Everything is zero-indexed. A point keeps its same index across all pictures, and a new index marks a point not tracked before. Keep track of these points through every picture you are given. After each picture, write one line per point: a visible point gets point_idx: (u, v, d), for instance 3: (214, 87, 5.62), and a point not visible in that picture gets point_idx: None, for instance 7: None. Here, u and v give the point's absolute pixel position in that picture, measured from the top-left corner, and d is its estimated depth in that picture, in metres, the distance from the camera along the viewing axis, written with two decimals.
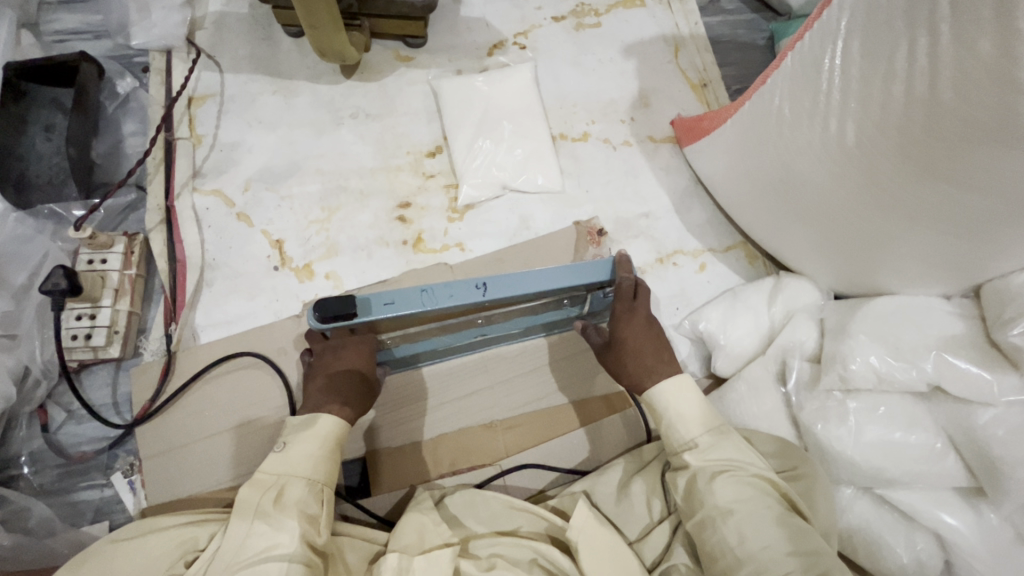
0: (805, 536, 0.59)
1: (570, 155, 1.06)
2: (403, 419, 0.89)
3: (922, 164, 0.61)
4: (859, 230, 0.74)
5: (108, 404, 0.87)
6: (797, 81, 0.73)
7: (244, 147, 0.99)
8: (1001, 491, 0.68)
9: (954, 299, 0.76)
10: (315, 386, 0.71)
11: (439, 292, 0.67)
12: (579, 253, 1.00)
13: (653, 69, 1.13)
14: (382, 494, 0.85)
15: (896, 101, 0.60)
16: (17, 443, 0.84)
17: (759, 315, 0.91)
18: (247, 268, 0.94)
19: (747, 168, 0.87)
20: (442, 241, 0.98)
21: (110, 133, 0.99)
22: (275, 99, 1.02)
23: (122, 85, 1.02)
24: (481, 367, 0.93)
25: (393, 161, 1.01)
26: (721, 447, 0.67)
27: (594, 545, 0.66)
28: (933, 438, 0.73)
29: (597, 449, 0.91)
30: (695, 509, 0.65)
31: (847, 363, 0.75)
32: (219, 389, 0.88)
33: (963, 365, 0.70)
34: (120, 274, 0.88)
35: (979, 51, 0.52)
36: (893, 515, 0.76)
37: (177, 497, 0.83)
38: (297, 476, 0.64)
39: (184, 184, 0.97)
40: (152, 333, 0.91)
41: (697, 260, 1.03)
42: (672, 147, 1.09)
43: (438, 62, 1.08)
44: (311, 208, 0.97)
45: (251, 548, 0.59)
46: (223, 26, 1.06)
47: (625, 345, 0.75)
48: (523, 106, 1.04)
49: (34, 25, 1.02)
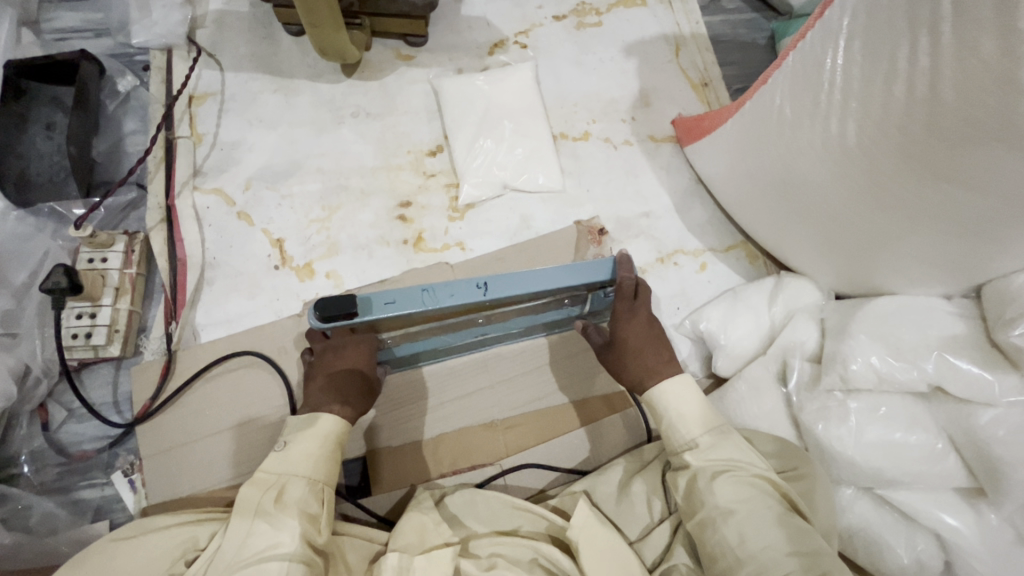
0: (805, 536, 0.59)
1: (571, 154, 1.06)
2: (403, 419, 0.89)
3: (923, 163, 0.61)
4: (859, 230, 0.74)
5: (109, 403, 0.87)
6: (798, 81, 0.73)
7: (245, 146, 0.99)
8: (1001, 492, 0.68)
9: (955, 299, 0.76)
10: (315, 385, 0.71)
11: (440, 291, 0.67)
12: (579, 253, 0.99)
13: (654, 69, 1.13)
14: (382, 493, 0.85)
15: (896, 101, 0.60)
16: (18, 442, 0.84)
17: (759, 315, 0.91)
18: (247, 267, 0.94)
19: (748, 168, 0.87)
20: (443, 240, 0.98)
21: (111, 132, 0.99)
22: (275, 98, 1.02)
23: (123, 83, 1.01)
24: (482, 367, 0.93)
25: (393, 161, 1.01)
26: (721, 447, 0.67)
27: (594, 544, 0.66)
28: (933, 438, 0.73)
29: (597, 449, 0.91)
30: (696, 509, 0.65)
31: (847, 363, 0.75)
32: (219, 388, 0.88)
33: (964, 365, 0.70)
34: (120, 272, 0.88)
35: (982, 51, 0.52)
36: (893, 515, 0.76)
37: (177, 496, 0.83)
38: (297, 475, 0.64)
39: (184, 183, 0.96)
40: (153, 332, 0.91)
41: (698, 260, 1.03)
42: (673, 147, 1.09)
43: (439, 61, 1.08)
44: (311, 207, 0.97)
45: (251, 547, 0.58)
46: (224, 25, 1.06)
47: (626, 345, 0.75)
48: (524, 105, 1.04)
49: (34, 23, 1.02)
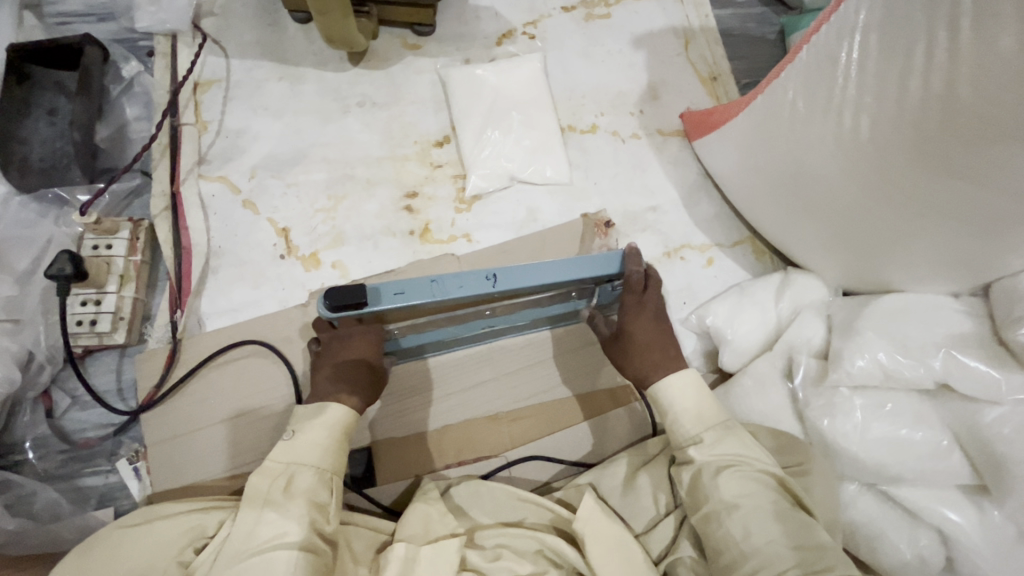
0: (807, 531, 0.60)
1: (578, 148, 1.05)
2: (408, 410, 0.89)
3: (937, 160, 0.61)
4: (869, 226, 0.74)
5: (113, 390, 0.87)
6: (811, 76, 0.72)
7: (251, 134, 0.98)
8: (1005, 489, 0.68)
9: (963, 298, 0.76)
10: (322, 374, 0.71)
11: (449, 283, 0.66)
12: (586, 246, 0.99)
13: (661, 62, 1.12)
14: (388, 484, 0.86)
15: (912, 97, 0.60)
16: (23, 428, 0.84)
17: (765, 311, 0.91)
18: (252, 257, 0.93)
19: (757, 162, 0.86)
20: (449, 231, 0.98)
21: (115, 118, 0.98)
22: (281, 86, 1.01)
23: (127, 69, 1.00)
24: (487, 359, 0.93)
25: (400, 151, 1.00)
26: (726, 443, 0.68)
27: (601, 537, 0.67)
28: (939, 435, 0.73)
29: (602, 441, 0.91)
30: (700, 503, 0.65)
31: (854, 360, 0.75)
32: (224, 376, 0.88)
33: (971, 362, 0.70)
34: (125, 260, 0.88)
35: (1001, 47, 0.52)
36: (896, 511, 0.77)
37: (183, 484, 0.83)
38: (306, 464, 0.64)
39: (190, 170, 0.96)
40: (158, 320, 0.90)
41: (705, 254, 1.03)
42: (681, 141, 1.08)
43: (447, 51, 1.07)
44: (317, 197, 0.97)
45: (260, 536, 0.59)
46: (230, 11, 1.04)
47: (632, 340, 0.75)
48: (532, 97, 1.03)
49: (37, 7, 1.00)
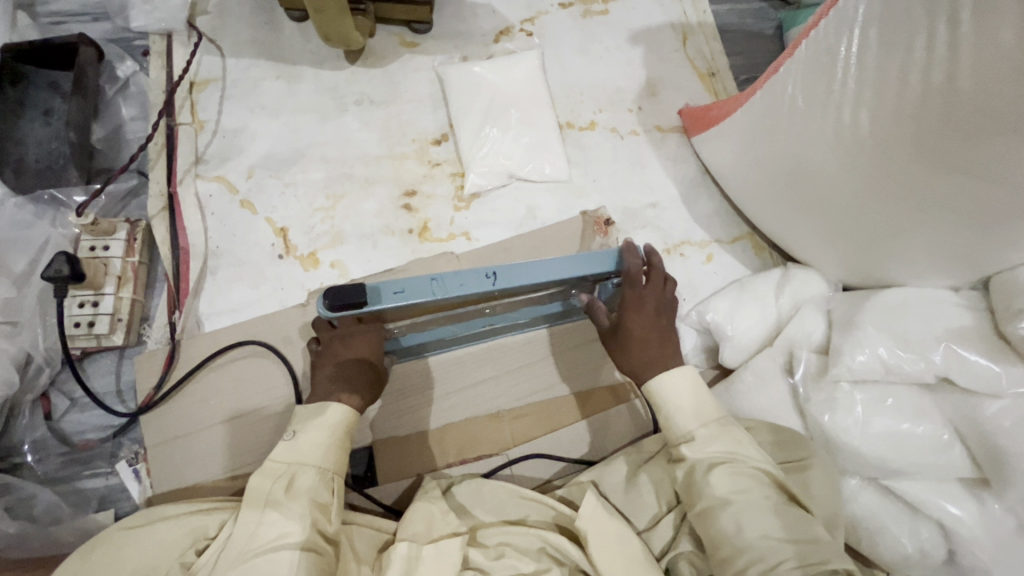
0: (805, 526, 0.60)
1: (576, 145, 1.05)
2: (409, 409, 0.89)
3: (936, 154, 0.61)
4: (869, 220, 0.74)
5: (112, 392, 0.87)
6: (811, 71, 0.72)
7: (248, 133, 0.98)
8: (1005, 482, 0.68)
9: (963, 291, 0.76)
10: (322, 373, 0.70)
11: (450, 281, 0.66)
12: (585, 243, 0.99)
13: (659, 58, 1.12)
14: (389, 483, 0.86)
15: (912, 91, 0.60)
16: (22, 431, 0.83)
17: (765, 307, 0.91)
18: (251, 257, 0.93)
19: (756, 158, 0.86)
20: (448, 230, 0.98)
21: (111, 118, 0.97)
22: (278, 85, 1.01)
23: (123, 68, 0.99)
24: (488, 357, 0.93)
25: (398, 149, 1.00)
26: (722, 439, 0.67)
27: (603, 534, 0.67)
28: (940, 429, 0.73)
29: (603, 438, 0.91)
30: (694, 500, 0.65)
31: (855, 355, 0.75)
32: (224, 377, 0.88)
33: (972, 355, 0.70)
34: (123, 260, 0.87)
35: (1001, 41, 0.52)
36: (897, 505, 0.77)
37: (183, 485, 0.82)
38: (307, 464, 0.64)
39: (187, 170, 0.95)
40: (156, 321, 0.90)
41: (704, 251, 1.02)
42: (680, 137, 1.08)
43: (444, 48, 1.06)
44: (315, 196, 0.96)
45: (262, 537, 0.59)
46: (225, 9, 1.04)
47: (630, 334, 0.74)
48: (530, 94, 1.03)
49: (30, 6, 0.99)
